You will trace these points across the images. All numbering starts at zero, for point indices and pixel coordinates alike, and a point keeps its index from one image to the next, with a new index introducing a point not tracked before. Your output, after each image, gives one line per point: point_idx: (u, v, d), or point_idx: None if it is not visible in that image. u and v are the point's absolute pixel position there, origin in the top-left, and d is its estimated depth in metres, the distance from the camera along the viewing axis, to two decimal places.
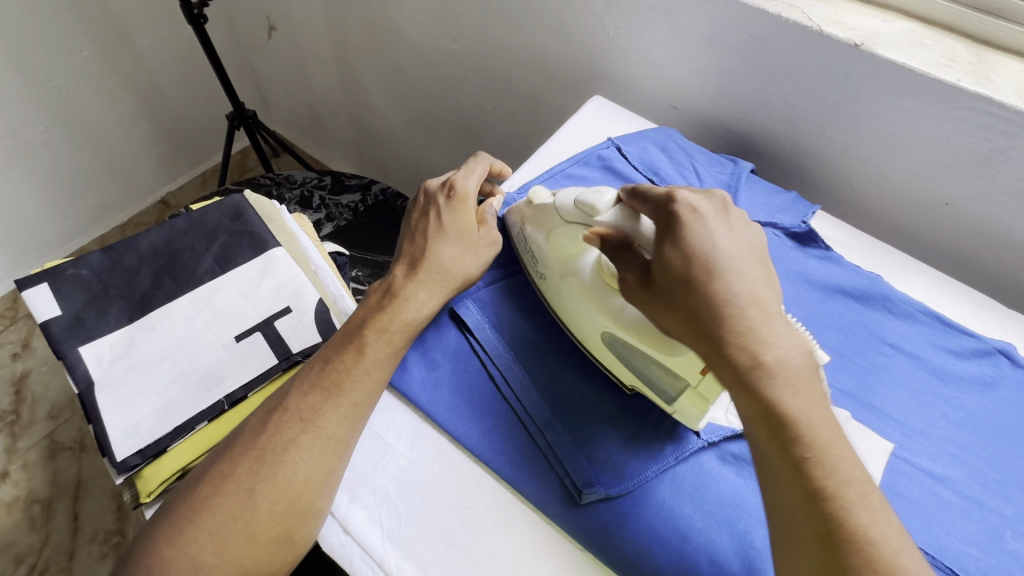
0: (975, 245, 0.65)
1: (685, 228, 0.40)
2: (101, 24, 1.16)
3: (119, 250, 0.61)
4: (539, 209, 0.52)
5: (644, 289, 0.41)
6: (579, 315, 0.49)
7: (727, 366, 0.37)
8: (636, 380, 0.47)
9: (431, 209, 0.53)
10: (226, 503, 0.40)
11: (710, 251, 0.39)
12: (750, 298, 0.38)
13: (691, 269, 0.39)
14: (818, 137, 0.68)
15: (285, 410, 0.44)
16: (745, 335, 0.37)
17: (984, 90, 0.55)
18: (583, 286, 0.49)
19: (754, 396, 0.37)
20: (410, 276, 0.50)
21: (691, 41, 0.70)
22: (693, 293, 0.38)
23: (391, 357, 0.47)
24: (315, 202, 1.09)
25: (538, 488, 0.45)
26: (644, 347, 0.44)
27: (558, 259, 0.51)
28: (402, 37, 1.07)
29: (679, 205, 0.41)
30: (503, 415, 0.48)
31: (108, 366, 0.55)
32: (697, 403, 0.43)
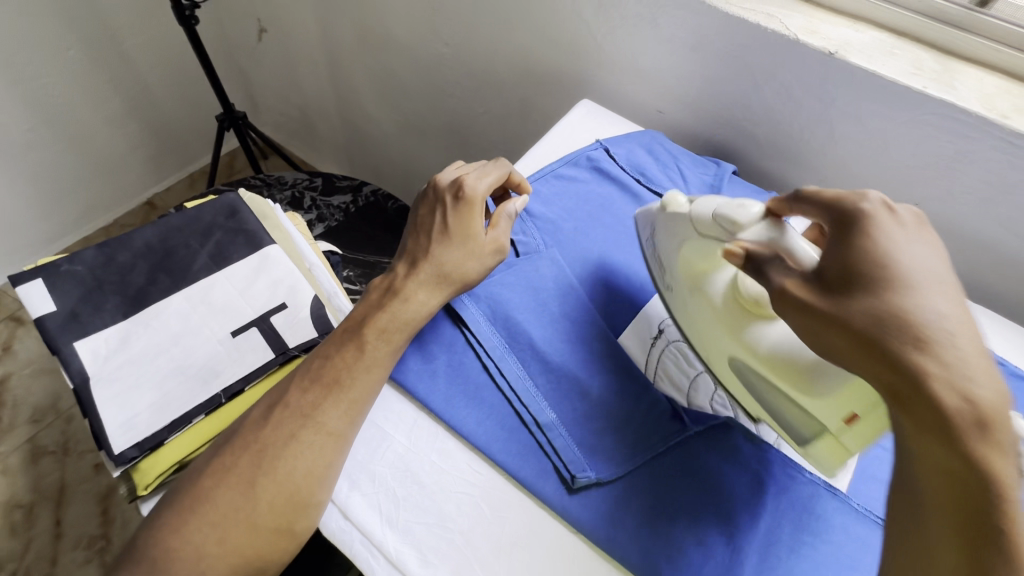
0: (943, 243, 0.68)
1: (873, 233, 0.34)
2: (89, 25, 1.15)
3: (113, 247, 0.62)
4: (676, 216, 0.51)
5: (808, 297, 0.34)
6: (707, 335, 0.48)
7: (927, 403, 0.29)
8: (768, 414, 0.45)
9: (437, 207, 0.54)
10: (229, 495, 0.41)
11: (906, 263, 0.33)
12: (967, 323, 0.31)
13: (885, 278, 0.32)
14: (797, 141, 0.71)
15: (287, 405, 0.45)
16: (953, 365, 0.29)
17: (949, 96, 0.59)
18: (715, 305, 0.47)
19: (956, 452, 0.29)
20: (411, 276, 0.51)
21: (676, 48, 0.73)
22: (885, 304, 0.31)
23: (390, 355, 0.48)
24: (306, 203, 1.10)
25: (533, 475, 0.46)
26: (780, 383, 0.42)
27: (688, 274, 0.50)
28: (394, 41, 1.08)
29: (869, 206, 0.36)
30: (498, 406, 0.49)
31: (105, 362, 0.55)
32: (838, 452, 0.41)
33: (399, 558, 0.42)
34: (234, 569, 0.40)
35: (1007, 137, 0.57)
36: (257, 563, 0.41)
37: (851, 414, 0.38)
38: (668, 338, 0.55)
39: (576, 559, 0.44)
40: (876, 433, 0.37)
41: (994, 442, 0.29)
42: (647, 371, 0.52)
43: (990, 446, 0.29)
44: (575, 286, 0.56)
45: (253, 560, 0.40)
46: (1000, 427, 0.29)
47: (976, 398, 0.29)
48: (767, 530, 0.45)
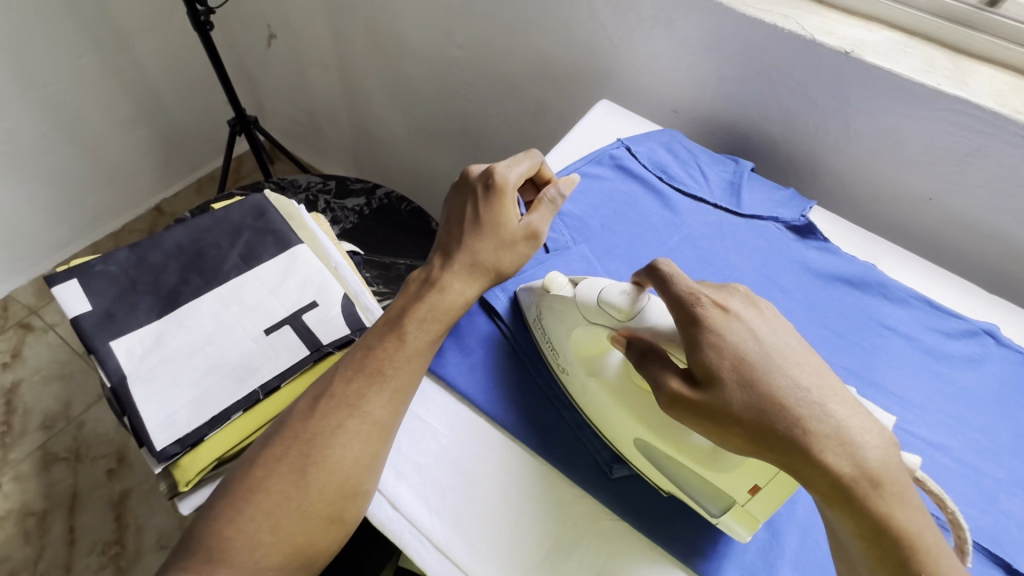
0: (955, 235, 0.70)
1: (720, 335, 0.38)
2: (103, 32, 1.16)
3: (145, 247, 0.62)
4: (556, 302, 0.49)
5: (694, 397, 0.38)
6: (608, 417, 0.46)
7: (822, 474, 0.34)
8: (673, 488, 0.45)
9: (469, 197, 0.54)
10: (280, 485, 0.42)
11: (758, 348, 0.38)
12: (824, 388, 0.36)
13: (747, 371, 0.37)
14: (813, 138, 0.73)
15: (332, 396, 0.45)
16: (835, 430, 0.35)
17: (963, 92, 0.61)
18: (612, 388, 0.46)
19: (861, 514, 0.34)
20: (447, 267, 0.52)
21: (694, 48, 0.75)
22: (752, 396, 0.36)
23: (431, 344, 0.49)
24: (321, 206, 1.11)
25: (573, 464, 0.47)
26: (688, 463, 0.42)
27: (580, 357, 0.48)
28: (407, 45, 1.10)
29: (704, 308, 0.39)
30: (534, 397, 0.50)
31: (141, 360, 0.56)
32: (744, 518, 0.42)
33: (448, 546, 0.43)
34: (287, 558, 0.41)
35: (1021, 131, 0.59)
36: (307, 551, 0.41)
37: (754, 485, 0.39)
38: None
39: (621, 546, 0.44)
40: (775, 499, 0.39)
41: (887, 494, 0.34)
42: None
43: (887, 501, 0.34)
44: None
45: (304, 549, 0.41)
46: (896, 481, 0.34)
47: (862, 460, 0.34)
48: (805, 514, 0.46)
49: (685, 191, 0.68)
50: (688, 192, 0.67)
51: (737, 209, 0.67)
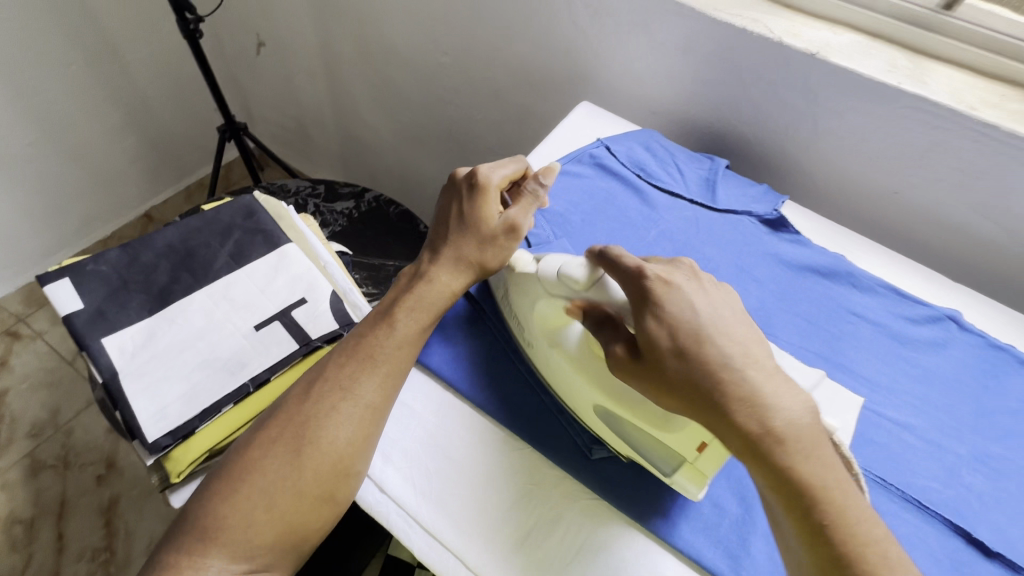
0: (921, 227, 0.73)
1: (661, 309, 0.40)
2: (92, 40, 1.18)
3: (136, 247, 0.64)
4: (522, 277, 0.51)
5: (634, 364, 0.41)
6: (570, 385, 0.48)
7: (735, 431, 0.38)
8: (631, 453, 0.47)
9: (454, 196, 0.56)
10: (275, 466, 0.43)
11: (693, 319, 0.40)
12: (746, 357, 0.39)
13: (680, 341, 0.39)
14: (784, 137, 0.76)
15: (326, 379, 0.47)
16: (757, 397, 0.38)
17: (921, 91, 0.64)
18: (572, 357, 0.47)
19: (771, 467, 0.37)
20: (434, 261, 0.54)
21: (669, 52, 0.78)
22: (686, 366, 0.39)
23: (419, 333, 0.50)
24: (311, 209, 1.13)
25: (556, 447, 0.49)
26: (642, 423, 0.44)
27: (544, 329, 0.49)
28: (393, 52, 1.12)
29: (650, 281, 0.41)
30: (517, 384, 0.52)
31: (133, 356, 0.57)
32: (695, 479, 0.43)
33: (435, 526, 0.44)
34: (280, 536, 0.42)
35: (977, 126, 0.62)
36: (299, 530, 0.43)
37: (701, 443, 0.41)
38: None
39: (601, 523, 0.46)
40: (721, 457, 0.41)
41: (792, 452, 0.37)
42: None
43: (792, 455, 0.37)
44: None
45: (296, 527, 0.43)
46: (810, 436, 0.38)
47: (772, 422, 0.37)
48: None
49: (662, 188, 0.70)
50: (666, 189, 0.70)
51: (712, 204, 0.69)
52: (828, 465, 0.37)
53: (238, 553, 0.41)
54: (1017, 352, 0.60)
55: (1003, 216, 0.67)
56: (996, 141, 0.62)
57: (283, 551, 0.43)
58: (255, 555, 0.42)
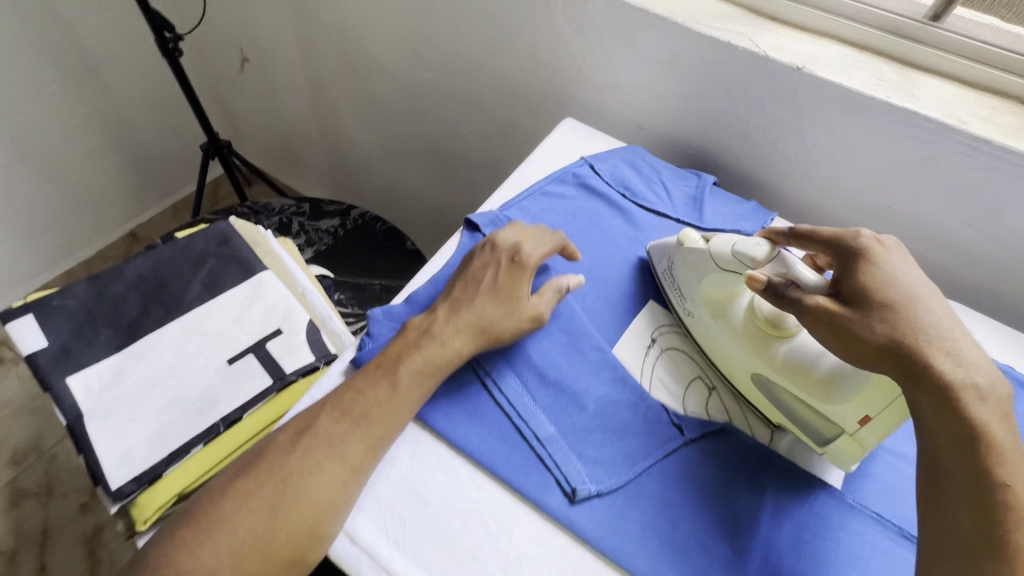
0: (914, 243, 0.72)
1: (876, 265, 0.43)
2: (71, 60, 1.16)
3: (105, 279, 0.61)
4: (690, 254, 0.56)
5: (838, 310, 0.42)
6: (728, 353, 0.53)
7: (937, 381, 0.38)
8: (784, 420, 0.52)
9: (491, 264, 0.54)
10: (248, 522, 0.42)
11: (906, 282, 0.42)
12: (954, 321, 0.41)
13: (888, 295, 0.42)
14: (772, 151, 0.75)
15: (315, 434, 0.45)
16: (960, 353, 0.39)
17: (910, 105, 0.62)
18: (736, 326, 0.53)
19: (962, 418, 0.38)
20: (450, 319, 0.51)
21: (654, 67, 0.76)
22: (896, 322, 0.40)
23: (418, 398, 0.48)
24: (295, 228, 1.11)
25: (538, 489, 0.46)
26: (804, 394, 0.48)
27: (708, 301, 0.55)
28: (376, 67, 1.10)
29: (865, 241, 0.45)
30: (498, 422, 0.50)
31: (99, 396, 0.55)
32: (853, 449, 0.47)
33: None
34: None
35: (968, 140, 0.61)
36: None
37: (863, 416, 0.45)
38: (660, 346, 0.57)
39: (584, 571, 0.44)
40: (888, 428, 0.44)
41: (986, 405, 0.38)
42: (643, 381, 0.54)
43: (989, 411, 0.38)
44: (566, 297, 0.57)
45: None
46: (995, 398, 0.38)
47: (974, 378, 0.38)
48: (768, 527, 0.46)
49: (648, 208, 0.68)
50: (652, 209, 0.68)
51: (699, 223, 0.67)
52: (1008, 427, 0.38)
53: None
54: (1017, 375, 0.58)
55: (997, 231, 0.65)
56: (988, 155, 0.61)
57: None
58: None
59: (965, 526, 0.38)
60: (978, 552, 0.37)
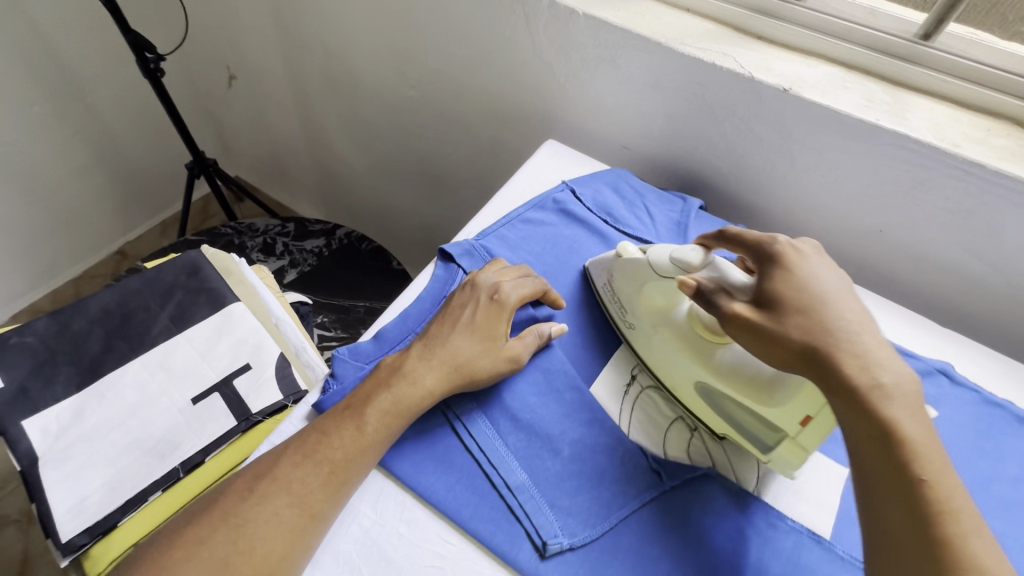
0: (908, 268, 0.69)
1: (791, 267, 0.44)
2: (55, 80, 1.15)
3: (67, 314, 0.59)
4: (628, 264, 0.55)
5: (755, 316, 0.42)
6: (670, 363, 0.52)
7: (845, 381, 0.39)
8: (728, 429, 0.50)
9: (470, 302, 0.53)
10: (196, 574, 0.39)
11: (818, 284, 0.43)
12: (862, 321, 0.41)
13: (801, 300, 0.42)
14: (760, 173, 0.72)
15: (275, 479, 0.43)
16: (867, 355, 0.39)
17: (900, 127, 0.60)
18: (678, 334, 0.52)
19: (875, 418, 0.38)
20: (423, 357, 0.49)
21: (638, 87, 0.74)
22: (808, 325, 0.41)
23: (384, 441, 0.46)
24: (279, 248, 1.09)
25: (506, 543, 0.44)
26: (744, 399, 0.47)
27: (648, 310, 0.54)
28: (362, 85, 1.09)
29: (782, 244, 0.46)
30: (467, 468, 0.47)
31: (56, 439, 0.52)
32: (796, 453, 0.46)
33: None
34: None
35: (962, 165, 0.58)
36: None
37: (806, 416, 0.43)
38: (640, 385, 0.55)
39: None
40: (826, 431, 0.43)
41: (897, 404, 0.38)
42: (622, 423, 0.52)
43: (899, 409, 0.38)
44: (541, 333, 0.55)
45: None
46: (906, 396, 0.38)
47: (880, 375, 0.39)
48: None
49: (630, 235, 0.66)
50: (634, 235, 0.66)
51: None
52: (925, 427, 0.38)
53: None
54: (1016, 410, 0.56)
55: (994, 257, 0.63)
56: (983, 180, 0.58)
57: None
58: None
59: (899, 531, 0.36)
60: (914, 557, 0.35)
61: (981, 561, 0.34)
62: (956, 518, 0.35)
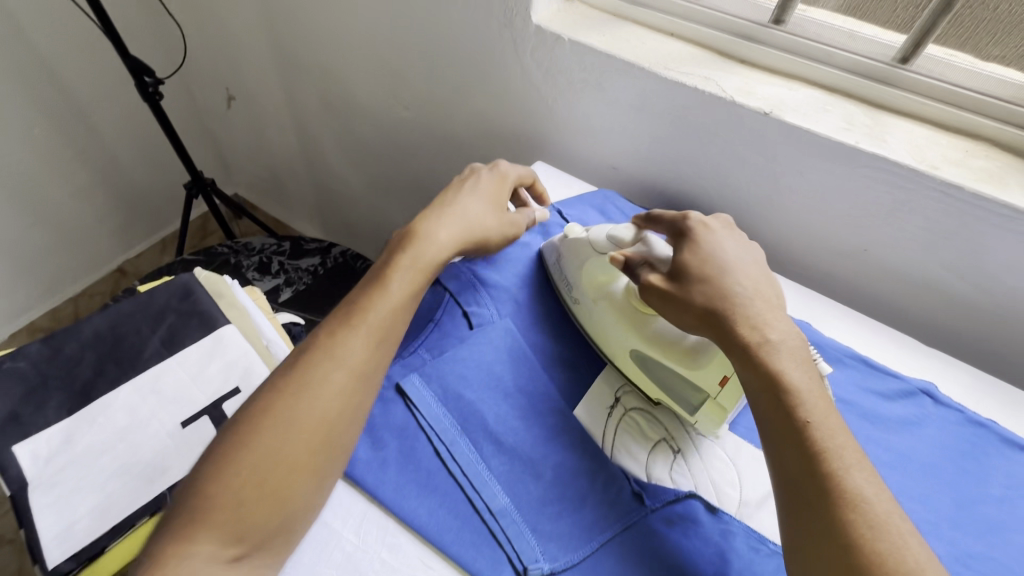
0: (894, 287, 0.70)
1: (698, 241, 0.52)
2: (57, 103, 1.17)
3: (60, 339, 0.60)
4: (573, 243, 0.62)
5: (668, 284, 0.50)
6: (610, 332, 0.58)
7: (737, 338, 0.46)
8: (660, 395, 0.56)
9: (466, 181, 0.63)
10: (264, 441, 0.41)
11: (724, 254, 0.51)
12: (756, 290, 0.49)
13: (707, 267, 0.50)
14: (744, 193, 0.73)
15: (316, 347, 0.46)
16: (757, 317, 0.47)
17: (879, 150, 0.61)
18: (616, 306, 0.58)
19: (763, 369, 0.45)
20: (435, 221, 0.57)
21: (623, 109, 0.75)
22: (710, 289, 0.49)
23: (413, 295, 0.51)
24: (274, 267, 1.11)
25: (487, 568, 0.45)
26: (670, 362, 0.53)
27: (590, 285, 0.60)
28: (357, 106, 1.11)
29: (692, 223, 0.54)
30: (451, 493, 0.48)
31: (45, 464, 0.53)
32: (716, 412, 0.52)
33: None
34: (270, 512, 0.40)
35: (943, 187, 0.59)
36: (290, 505, 0.41)
37: (724, 376, 0.50)
38: (622, 407, 0.57)
39: None
40: (738, 394, 0.50)
41: (779, 357, 0.45)
42: (605, 446, 0.53)
43: (781, 362, 0.44)
44: (528, 356, 0.56)
45: (285, 502, 0.41)
46: (788, 351, 0.45)
47: (767, 333, 0.46)
48: None
49: None
50: None
51: None
52: (813, 379, 0.45)
53: (227, 538, 0.38)
54: (1000, 430, 0.56)
55: (976, 276, 0.63)
56: (962, 201, 0.59)
57: (268, 532, 0.40)
58: (245, 538, 0.39)
59: (799, 474, 0.40)
60: (813, 496, 0.39)
61: (860, 490, 0.38)
62: (838, 454, 0.40)
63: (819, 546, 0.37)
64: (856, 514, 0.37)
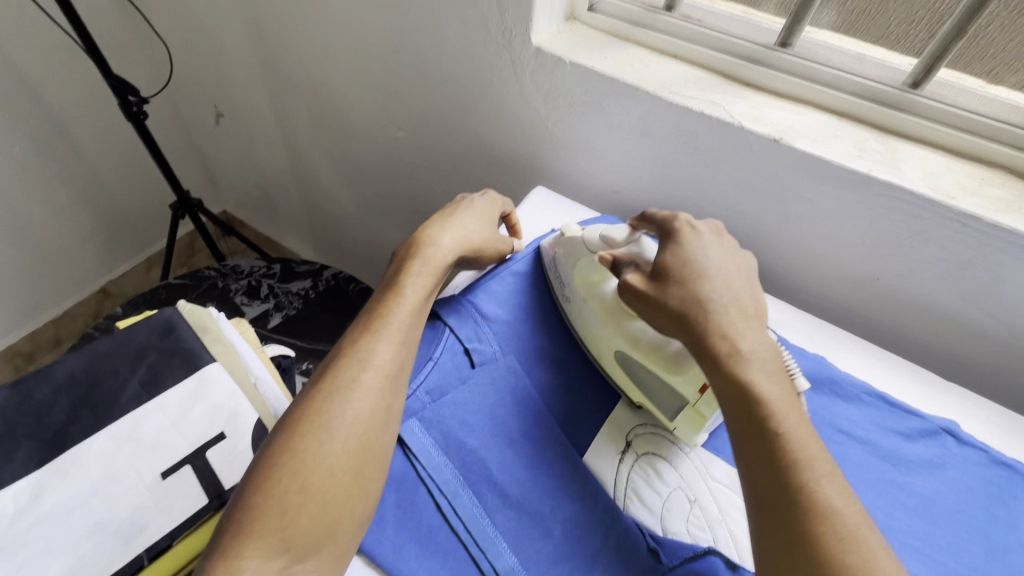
0: (909, 318, 0.68)
1: (682, 242, 0.50)
2: (36, 121, 1.13)
3: (31, 383, 0.56)
4: (569, 241, 0.59)
5: (645, 284, 0.49)
6: (598, 333, 0.56)
7: (709, 345, 0.44)
8: (644, 399, 0.55)
9: (461, 199, 0.66)
10: (305, 443, 0.42)
11: (703, 258, 0.49)
12: (732, 297, 0.46)
13: (683, 271, 0.48)
14: (753, 220, 0.71)
15: (344, 352, 0.48)
16: (726, 326, 0.45)
17: (894, 179, 0.59)
18: (602, 306, 0.55)
19: (732, 377, 0.43)
20: (439, 229, 0.59)
21: (627, 133, 0.73)
22: (686, 292, 0.47)
23: (427, 296, 0.53)
24: (263, 291, 1.07)
25: None
26: (654, 368, 0.50)
27: (581, 283, 0.57)
28: (349, 125, 1.08)
29: (680, 224, 0.52)
30: (453, 553, 0.45)
31: (10, 525, 0.49)
32: (695, 419, 0.50)
33: None
34: (315, 518, 0.40)
35: (961, 218, 0.57)
36: (334, 510, 0.41)
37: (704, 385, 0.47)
38: (636, 452, 0.53)
39: None
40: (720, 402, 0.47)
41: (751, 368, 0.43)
42: (616, 496, 0.50)
43: (750, 371, 0.43)
44: (533, 398, 0.53)
45: (329, 507, 0.41)
46: (759, 360, 0.43)
47: (739, 342, 0.44)
48: None
49: None
50: None
51: None
52: (785, 394, 0.42)
53: (275, 547, 0.39)
54: None
55: (994, 307, 0.61)
56: (979, 232, 0.57)
57: (318, 536, 0.40)
58: (293, 545, 0.39)
59: (771, 485, 0.39)
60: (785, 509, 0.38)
61: (829, 501, 0.38)
62: (809, 465, 0.39)
63: (789, 559, 0.36)
64: (825, 526, 0.37)
